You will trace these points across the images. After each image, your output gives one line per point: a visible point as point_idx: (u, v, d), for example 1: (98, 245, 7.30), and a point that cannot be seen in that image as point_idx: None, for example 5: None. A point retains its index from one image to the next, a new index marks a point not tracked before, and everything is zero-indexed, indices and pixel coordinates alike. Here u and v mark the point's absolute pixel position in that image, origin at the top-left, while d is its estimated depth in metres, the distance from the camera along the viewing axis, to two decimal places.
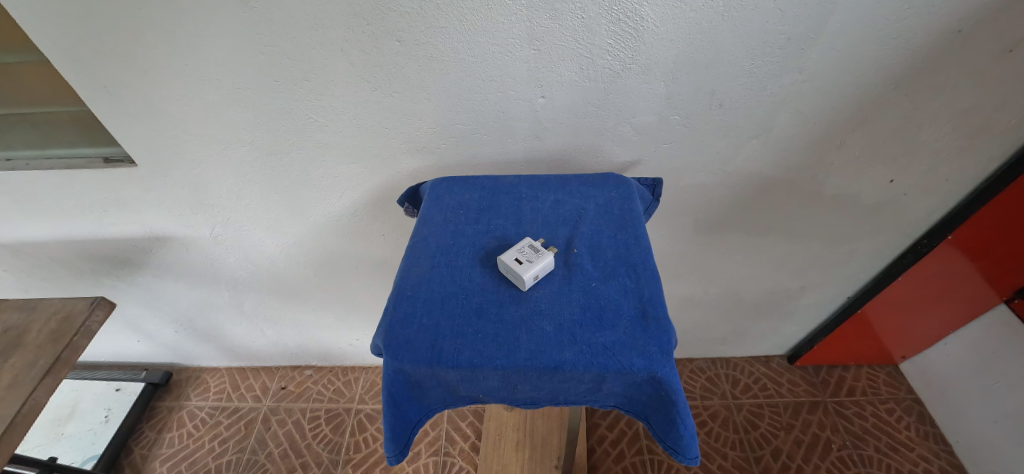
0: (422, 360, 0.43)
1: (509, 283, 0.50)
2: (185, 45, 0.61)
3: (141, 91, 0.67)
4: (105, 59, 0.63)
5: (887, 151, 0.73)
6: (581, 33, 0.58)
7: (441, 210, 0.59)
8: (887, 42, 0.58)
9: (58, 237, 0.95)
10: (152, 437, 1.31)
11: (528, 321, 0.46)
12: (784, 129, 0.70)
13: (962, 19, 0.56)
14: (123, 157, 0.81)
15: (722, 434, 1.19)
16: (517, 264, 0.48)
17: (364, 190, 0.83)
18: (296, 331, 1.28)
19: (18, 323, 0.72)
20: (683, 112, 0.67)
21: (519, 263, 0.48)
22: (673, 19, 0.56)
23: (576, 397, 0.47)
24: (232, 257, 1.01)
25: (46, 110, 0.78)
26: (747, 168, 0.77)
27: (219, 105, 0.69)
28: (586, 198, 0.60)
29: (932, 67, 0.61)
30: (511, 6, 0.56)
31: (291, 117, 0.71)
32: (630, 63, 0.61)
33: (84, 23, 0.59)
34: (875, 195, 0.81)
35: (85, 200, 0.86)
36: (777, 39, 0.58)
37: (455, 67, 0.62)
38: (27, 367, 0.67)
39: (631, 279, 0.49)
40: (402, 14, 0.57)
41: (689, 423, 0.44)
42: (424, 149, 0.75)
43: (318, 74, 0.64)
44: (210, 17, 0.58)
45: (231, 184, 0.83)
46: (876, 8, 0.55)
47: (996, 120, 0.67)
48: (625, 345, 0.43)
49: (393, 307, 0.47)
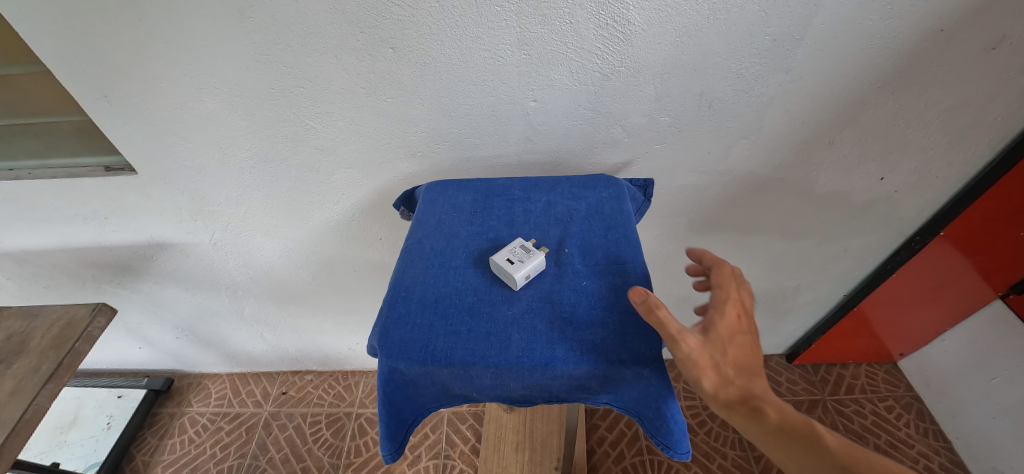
0: (416, 359, 0.44)
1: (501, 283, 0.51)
2: (183, 54, 0.63)
3: (140, 100, 0.68)
4: (105, 69, 0.64)
5: (876, 148, 0.74)
6: (570, 37, 0.59)
7: (435, 212, 0.60)
8: (871, 42, 0.59)
9: (60, 245, 0.96)
10: (154, 443, 1.32)
11: (520, 320, 0.46)
12: (773, 129, 0.71)
13: (944, 17, 0.57)
14: (124, 165, 0.83)
15: (722, 433, 1.19)
16: (507, 262, 0.49)
17: (362, 194, 0.84)
18: (297, 336, 1.29)
19: (20, 330, 0.73)
20: (673, 113, 0.68)
21: (509, 262, 0.49)
22: (660, 23, 0.58)
23: (568, 394, 0.47)
24: (232, 263, 1.02)
25: (46, 120, 0.80)
26: (739, 167, 0.77)
27: (218, 112, 0.70)
28: (578, 198, 0.61)
29: (917, 65, 0.62)
30: (500, 12, 0.57)
31: (288, 124, 0.72)
32: (619, 66, 0.62)
33: (83, 35, 0.60)
34: (866, 192, 0.82)
35: (86, 209, 0.87)
36: (763, 40, 0.59)
37: (448, 72, 0.64)
38: (29, 372, 0.68)
39: (621, 277, 0.50)
40: (394, 22, 0.58)
41: (679, 418, 0.45)
42: (419, 153, 0.76)
43: (314, 80, 0.65)
44: (205, 26, 0.59)
45: (230, 191, 0.84)
46: (859, 8, 0.56)
47: (983, 116, 0.68)
48: (615, 341, 0.44)
49: (388, 308, 0.48)
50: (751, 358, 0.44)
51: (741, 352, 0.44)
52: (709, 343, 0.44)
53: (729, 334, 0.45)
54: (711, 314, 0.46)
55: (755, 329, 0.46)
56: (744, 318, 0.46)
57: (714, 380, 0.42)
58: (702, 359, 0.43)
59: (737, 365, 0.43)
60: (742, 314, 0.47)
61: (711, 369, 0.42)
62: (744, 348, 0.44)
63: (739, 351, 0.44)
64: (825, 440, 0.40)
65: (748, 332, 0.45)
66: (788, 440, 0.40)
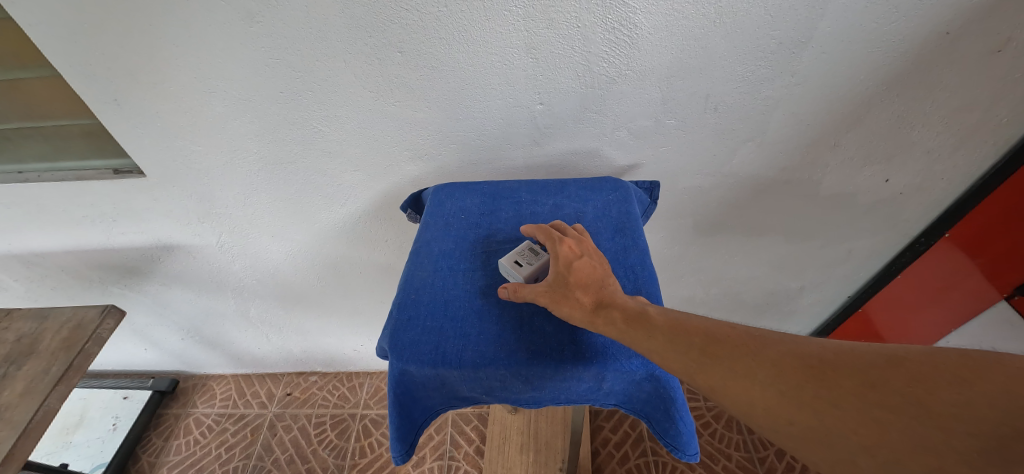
0: (427, 360, 0.44)
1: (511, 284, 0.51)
2: (193, 59, 0.63)
3: (149, 103, 0.69)
4: (115, 73, 0.65)
5: (881, 150, 0.74)
6: (577, 41, 0.60)
7: (443, 215, 0.60)
8: (876, 45, 0.60)
9: (68, 247, 0.97)
10: (159, 444, 1.33)
11: (529, 323, 0.47)
12: (778, 132, 0.71)
13: (948, 21, 0.57)
14: (132, 168, 0.83)
15: (726, 435, 1.19)
16: (515, 265, 0.49)
17: (368, 197, 0.85)
18: (302, 337, 1.29)
19: (30, 331, 0.73)
20: (678, 116, 0.69)
21: (516, 265, 0.49)
22: (666, 27, 0.58)
23: (577, 397, 0.47)
24: (238, 265, 1.02)
25: (55, 123, 0.80)
26: (743, 170, 0.78)
27: (227, 116, 0.71)
28: (585, 201, 0.61)
29: (923, 67, 0.63)
30: (508, 17, 0.57)
31: (296, 127, 0.72)
32: (625, 70, 0.63)
33: (95, 39, 0.61)
34: (871, 194, 0.82)
35: (95, 211, 0.88)
36: (769, 44, 0.60)
37: (455, 76, 0.64)
38: (40, 374, 0.68)
39: (629, 280, 0.50)
40: (403, 26, 0.59)
41: (688, 419, 0.45)
42: (425, 156, 0.76)
43: (322, 84, 0.66)
44: (215, 31, 0.60)
45: (238, 193, 0.85)
46: (865, 11, 0.56)
47: (988, 118, 0.68)
48: (624, 343, 0.44)
49: (398, 310, 0.49)
50: (594, 274, 0.45)
51: (582, 272, 0.45)
52: (549, 284, 0.45)
53: (566, 260, 0.46)
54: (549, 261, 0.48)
55: (589, 249, 0.48)
56: (579, 244, 0.48)
57: (568, 307, 0.43)
58: (552, 294, 0.45)
59: (580, 285, 0.44)
60: (575, 241, 0.48)
61: (563, 299, 0.44)
62: (584, 268, 0.46)
63: (579, 271, 0.45)
64: (657, 318, 0.41)
65: (585, 253, 0.47)
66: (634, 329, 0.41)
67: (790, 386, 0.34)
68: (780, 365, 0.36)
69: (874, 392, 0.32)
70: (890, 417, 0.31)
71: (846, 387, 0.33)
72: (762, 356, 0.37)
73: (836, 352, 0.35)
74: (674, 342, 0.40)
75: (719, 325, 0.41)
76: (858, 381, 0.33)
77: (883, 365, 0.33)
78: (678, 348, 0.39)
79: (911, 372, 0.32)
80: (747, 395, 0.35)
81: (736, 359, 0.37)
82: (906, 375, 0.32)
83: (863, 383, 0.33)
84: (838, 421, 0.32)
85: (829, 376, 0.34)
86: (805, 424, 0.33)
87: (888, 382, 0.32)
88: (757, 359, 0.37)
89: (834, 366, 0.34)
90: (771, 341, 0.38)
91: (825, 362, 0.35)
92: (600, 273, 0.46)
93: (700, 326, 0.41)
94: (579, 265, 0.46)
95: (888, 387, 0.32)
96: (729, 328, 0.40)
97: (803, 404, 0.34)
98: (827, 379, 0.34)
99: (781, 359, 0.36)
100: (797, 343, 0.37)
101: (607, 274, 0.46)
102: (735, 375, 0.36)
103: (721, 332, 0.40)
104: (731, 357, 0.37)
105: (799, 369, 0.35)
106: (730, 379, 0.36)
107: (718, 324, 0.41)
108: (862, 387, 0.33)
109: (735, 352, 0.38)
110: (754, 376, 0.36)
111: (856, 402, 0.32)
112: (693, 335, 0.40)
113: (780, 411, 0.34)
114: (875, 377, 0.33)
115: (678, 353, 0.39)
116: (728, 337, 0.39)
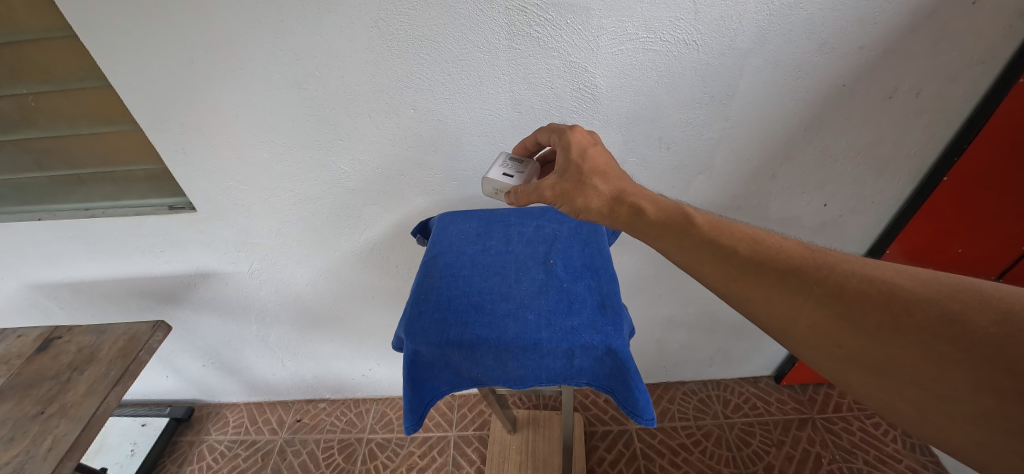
0: (434, 342, 0.56)
1: (497, 197, 0.65)
2: (249, 116, 0.80)
3: (207, 151, 0.85)
4: (186, 128, 0.81)
5: (815, 180, 0.88)
6: (552, 99, 0.76)
7: (447, 235, 0.73)
8: (791, 95, 0.75)
9: (115, 276, 1.11)
10: (173, 469, 1.38)
11: (517, 311, 0.59)
12: (724, 166, 0.86)
13: (842, 76, 0.73)
14: (185, 205, 0.99)
15: (716, 452, 1.25)
16: (504, 176, 0.64)
17: (382, 227, 0.99)
18: (314, 362, 1.39)
19: (90, 343, 0.85)
20: (639, 154, 0.83)
21: (506, 175, 0.63)
22: (621, 87, 0.74)
23: (555, 375, 0.58)
24: (264, 290, 1.15)
25: (123, 168, 0.96)
26: (701, 198, 0.91)
27: (271, 160, 0.86)
28: (561, 222, 0.74)
29: (833, 111, 0.77)
30: (498, 81, 0.74)
31: (326, 169, 0.88)
32: (593, 120, 0.78)
33: (174, 103, 0.78)
34: (814, 217, 0.95)
35: (147, 242, 1.02)
36: (703, 96, 0.75)
37: (456, 127, 0.80)
38: (101, 376, 0.79)
39: (595, 280, 0.63)
40: (416, 90, 0.75)
41: (641, 387, 0.57)
42: (431, 191, 0.91)
43: (351, 135, 0.82)
44: (269, 95, 0.77)
45: (271, 226, 0.99)
46: (774, 71, 0.72)
47: (897, 150, 0.82)
48: (588, 326, 0.56)
49: (411, 306, 0.61)
50: (605, 161, 0.55)
51: (596, 161, 0.55)
52: (563, 174, 0.55)
53: (580, 148, 0.56)
54: (563, 152, 0.57)
55: (600, 140, 0.58)
56: (591, 136, 0.59)
57: (585, 195, 0.52)
58: (565, 184, 0.54)
59: (595, 171, 0.54)
60: (588, 133, 0.59)
61: (583, 188, 0.53)
62: (597, 156, 0.55)
63: (595, 158, 0.55)
64: (711, 233, 0.47)
65: (597, 143, 0.57)
66: (692, 241, 0.47)
67: (851, 310, 0.39)
68: (843, 288, 0.40)
69: (947, 327, 0.35)
70: (957, 356, 0.34)
71: (916, 319, 0.36)
72: (827, 277, 0.41)
73: (913, 282, 0.38)
74: (724, 255, 0.45)
75: (776, 241, 0.45)
76: (930, 315, 0.36)
77: (965, 304, 0.35)
78: (732, 264, 0.44)
79: (995, 314, 0.34)
80: (796, 311, 0.41)
81: (793, 277, 0.42)
82: (991, 317, 0.34)
83: (934, 317, 0.36)
84: (894, 351, 0.36)
85: (900, 307, 0.37)
86: (853, 346, 0.38)
87: (963, 322, 0.35)
88: (819, 279, 0.41)
89: (907, 297, 0.37)
90: (838, 265, 0.42)
91: (898, 291, 0.38)
92: (610, 162, 0.55)
93: (758, 242, 0.45)
94: (593, 155, 0.56)
95: (965, 328, 0.34)
96: (791, 247, 0.44)
97: (858, 328, 0.38)
98: (893, 309, 0.37)
99: (847, 283, 0.40)
100: (869, 269, 0.40)
101: (617, 163, 0.56)
102: (790, 291, 0.41)
103: (785, 251, 0.44)
104: (789, 275, 0.42)
105: (868, 295, 0.39)
106: (783, 295, 0.41)
107: (777, 240, 0.46)
108: (930, 320, 0.36)
109: (795, 271, 0.42)
110: (810, 295, 0.40)
111: (922, 335, 0.36)
112: (750, 249, 0.45)
113: (830, 332, 0.39)
114: (950, 315, 0.35)
115: (729, 267, 0.44)
116: (791, 255, 0.43)
